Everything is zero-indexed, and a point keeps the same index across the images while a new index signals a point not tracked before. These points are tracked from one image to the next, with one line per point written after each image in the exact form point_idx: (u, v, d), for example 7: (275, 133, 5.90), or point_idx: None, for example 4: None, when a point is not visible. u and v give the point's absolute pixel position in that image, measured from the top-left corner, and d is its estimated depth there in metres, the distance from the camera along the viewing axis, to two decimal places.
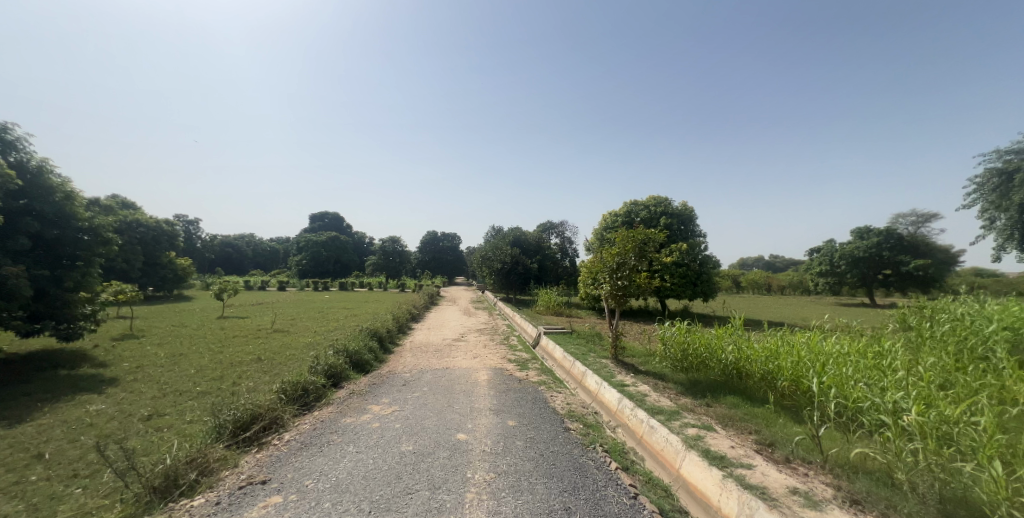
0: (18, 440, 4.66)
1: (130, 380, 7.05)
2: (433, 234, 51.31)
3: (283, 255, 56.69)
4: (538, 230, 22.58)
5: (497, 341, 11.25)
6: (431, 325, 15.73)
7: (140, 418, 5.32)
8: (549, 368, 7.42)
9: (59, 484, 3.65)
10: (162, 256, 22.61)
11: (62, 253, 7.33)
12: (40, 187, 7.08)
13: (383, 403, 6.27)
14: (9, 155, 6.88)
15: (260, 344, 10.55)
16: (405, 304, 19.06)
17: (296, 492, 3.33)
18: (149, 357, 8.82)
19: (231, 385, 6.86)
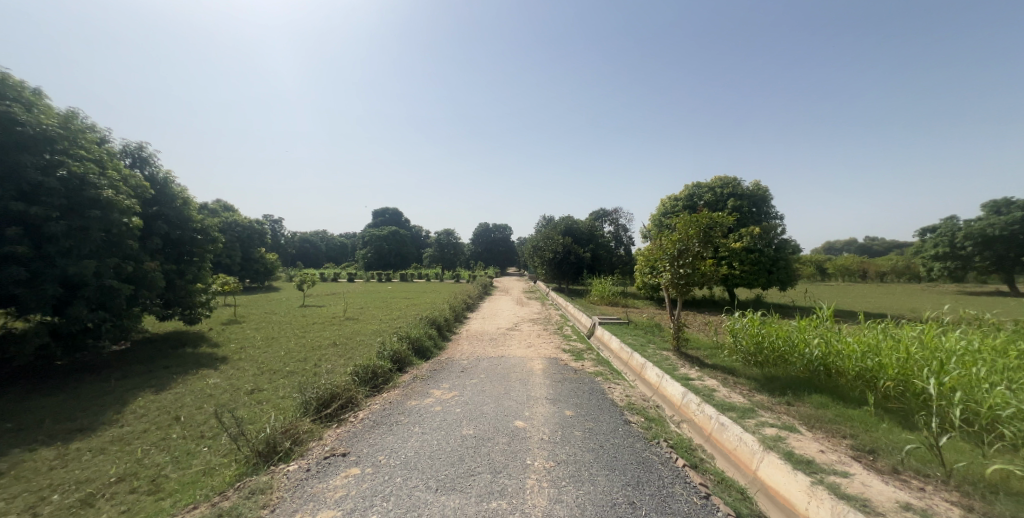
0: (158, 406, 5.54)
1: (235, 359, 8.07)
2: (486, 225, 52.23)
3: (351, 250, 61.15)
4: (591, 219, 22.14)
5: (551, 330, 11.29)
6: (485, 314, 16.14)
7: (245, 391, 6.09)
8: (604, 358, 7.30)
9: (191, 443, 4.28)
10: (254, 251, 25.39)
11: (184, 251, 8.56)
12: (166, 195, 8.30)
13: (444, 389, 6.56)
14: (145, 170, 8.17)
15: (335, 330, 11.53)
16: (462, 293, 19.74)
17: (372, 466, 3.61)
18: (248, 339, 10.04)
19: (313, 367, 7.56)
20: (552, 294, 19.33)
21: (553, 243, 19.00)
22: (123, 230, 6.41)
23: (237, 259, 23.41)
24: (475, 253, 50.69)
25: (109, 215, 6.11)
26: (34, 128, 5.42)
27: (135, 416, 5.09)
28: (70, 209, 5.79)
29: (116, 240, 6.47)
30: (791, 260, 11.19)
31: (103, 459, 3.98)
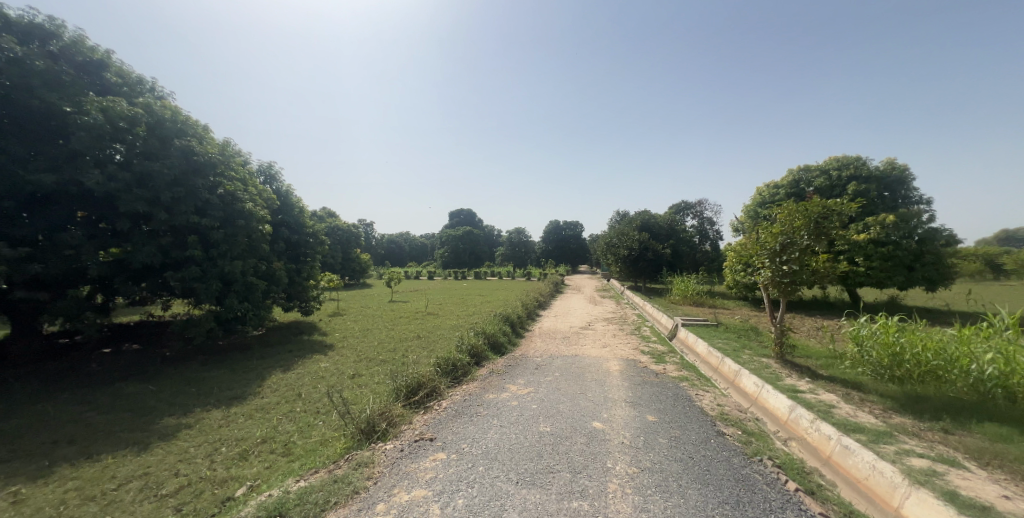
0: (285, 384, 6.48)
1: (338, 347, 9.07)
2: (557, 222, 51.98)
3: (430, 250, 65.08)
4: (671, 213, 20.84)
5: (628, 330, 10.85)
6: (558, 312, 16.07)
7: (348, 375, 6.82)
8: (690, 362, 6.80)
9: (309, 416, 4.94)
10: (352, 252, 28.36)
11: (301, 252, 9.95)
12: (288, 204, 9.91)
13: (520, 384, 6.66)
14: (273, 186, 9.93)
15: (418, 324, 12.38)
16: (536, 291, 19.91)
17: (456, 453, 3.79)
18: (348, 330, 11.25)
19: (401, 357, 8.18)
20: (628, 293, 18.57)
21: (628, 238, 18.20)
22: (258, 234, 7.91)
23: (338, 259, 26.38)
24: (547, 251, 50.72)
25: (250, 223, 7.61)
26: (204, 155, 6.85)
27: (271, 389, 6.04)
28: (226, 219, 7.30)
29: (254, 243, 7.95)
30: (945, 253, 9.18)
31: (249, 424, 4.78)
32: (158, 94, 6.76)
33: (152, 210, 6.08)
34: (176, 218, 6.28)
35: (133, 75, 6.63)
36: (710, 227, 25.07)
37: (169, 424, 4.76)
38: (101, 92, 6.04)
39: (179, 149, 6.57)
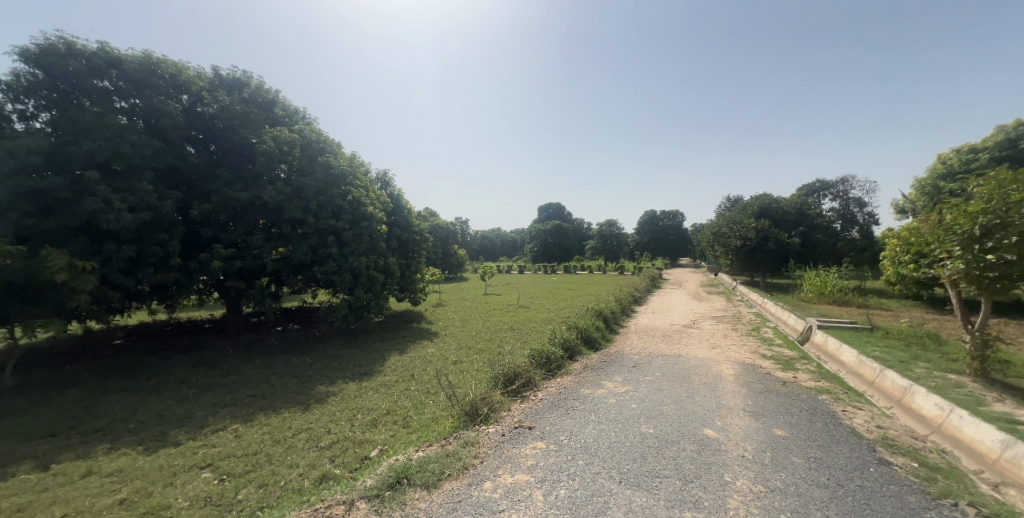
0: (401, 366, 7.58)
1: (442, 335, 9.81)
2: (655, 211, 48.75)
3: (520, 245, 66.64)
4: (798, 196, 17.95)
5: (742, 331, 9.63)
6: (655, 308, 15.05)
7: (452, 363, 7.31)
8: (831, 372, 5.73)
9: (423, 396, 5.89)
10: (452, 248, 30.54)
11: (409, 250, 10.95)
12: (398, 205, 10.98)
13: (618, 382, 6.32)
14: (387, 190, 11.08)
15: (512, 316, 12.72)
16: (630, 285, 18.94)
17: (554, 443, 3.75)
18: (449, 319, 12.10)
19: (498, 347, 8.53)
20: (741, 289, 16.54)
21: (742, 227, 16.14)
22: (377, 234, 9.22)
23: (439, 255, 28.47)
24: (642, 244, 48.15)
25: (372, 225, 8.97)
26: (337, 166, 8.69)
27: (390, 369, 7.27)
28: (354, 221, 8.81)
29: (373, 242, 9.13)
30: None
31: (375, 396, 5.96)
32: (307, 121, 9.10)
33: (306, 216, 7.96)
34: (321, 221, 8.11)
35: (292, 108, 9.22)
36: (856, 208, 21.01)
37: (321, 391, 6.37)
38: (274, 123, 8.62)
39: (321, 163, 8.54)
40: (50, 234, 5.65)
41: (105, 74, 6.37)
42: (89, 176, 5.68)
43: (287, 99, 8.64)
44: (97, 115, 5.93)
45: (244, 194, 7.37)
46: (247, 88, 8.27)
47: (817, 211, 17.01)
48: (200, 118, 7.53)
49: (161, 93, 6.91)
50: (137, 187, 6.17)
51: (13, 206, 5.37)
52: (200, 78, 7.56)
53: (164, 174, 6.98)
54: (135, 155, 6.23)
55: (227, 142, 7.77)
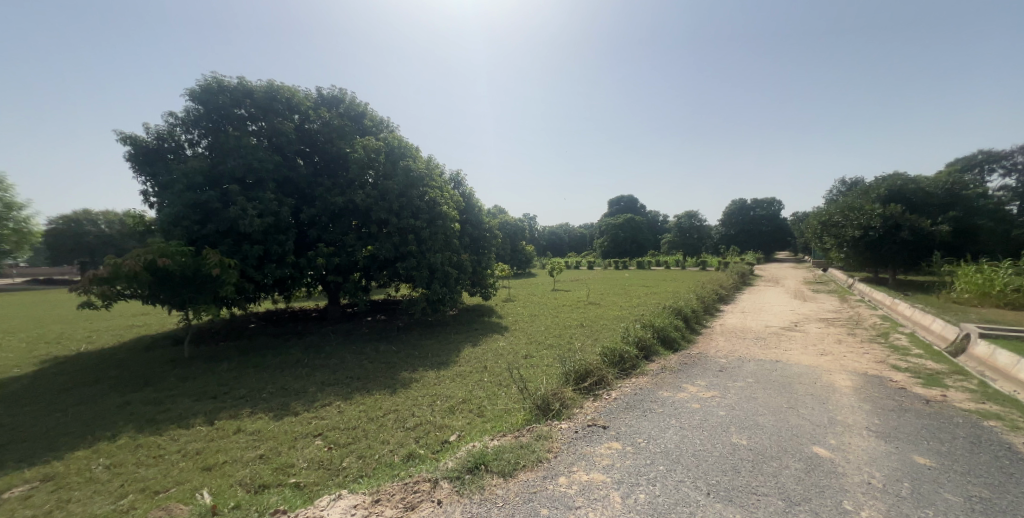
0: (474, 361, 8.22)
1: (513, 330, 10.29)
2: (743, 199, 44.25)
3: (589, 239, 65.21)
4: (945, 175, 14.77)
5: (861, 337, 8.24)
6: (747, 308, 13.59)
7: (522, 361, 7.65)
8: (997, 393, 4.59)
9: (496, 387, 6.74)
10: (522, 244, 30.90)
11: (481, 247, 11.46)
12: (471, 204, 11.45)
13: (700, 387, 5.77)
14: (460, 190, 11.60)
15: (582, 311, 12.76)
16: (714, 281, 17.36)
17: (631, 445, 3.91)
18: (519, 313, 12.58)
19: (568, 343, 8.69)
20: (860, 287, 14.18)
21: (863, 214, 13.79)
22: (451, 232, 10.00)
23: (508, 251, 28.81)
24: (727, 236, 44.12)
25: (445, 224, 9.66)
26: (416, 170, 9.46)
27: (466, 359, 8.32)
28: (430, 221, 9.58)
29: (447, 239, 9.76)
30: None
31: (452, 384, 6.96)
32: (392, 127, 10.25)
33: (390, 217, 8.90)
34: (402, 221, 8.95)
35: (380, 118, 10.56)
36: None
37: (406, 377, 7.54)
38: (364, 133, 10.10)
39: (402, 167, 9.42)
40: (209, 237, 7.78)
41: (242, 104, 8.51)
42: (231, 189, 7.75)
43: (374, 110, 9.94)
44: (237, 138, 8.11)
45: (340, 199, 8.66)
46: (342, 104, 9.89)
47: (977, 192, 13.78)
48: (308, 134, 9.28)
49: (278, 114, 8.82)
50: (264, 197, 8.01)
51: (187, 211, 7.59)
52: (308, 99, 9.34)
53: (283, 184, 8.77)
54: (260, 167, 8.16)
55: (327, 153, 9.41)
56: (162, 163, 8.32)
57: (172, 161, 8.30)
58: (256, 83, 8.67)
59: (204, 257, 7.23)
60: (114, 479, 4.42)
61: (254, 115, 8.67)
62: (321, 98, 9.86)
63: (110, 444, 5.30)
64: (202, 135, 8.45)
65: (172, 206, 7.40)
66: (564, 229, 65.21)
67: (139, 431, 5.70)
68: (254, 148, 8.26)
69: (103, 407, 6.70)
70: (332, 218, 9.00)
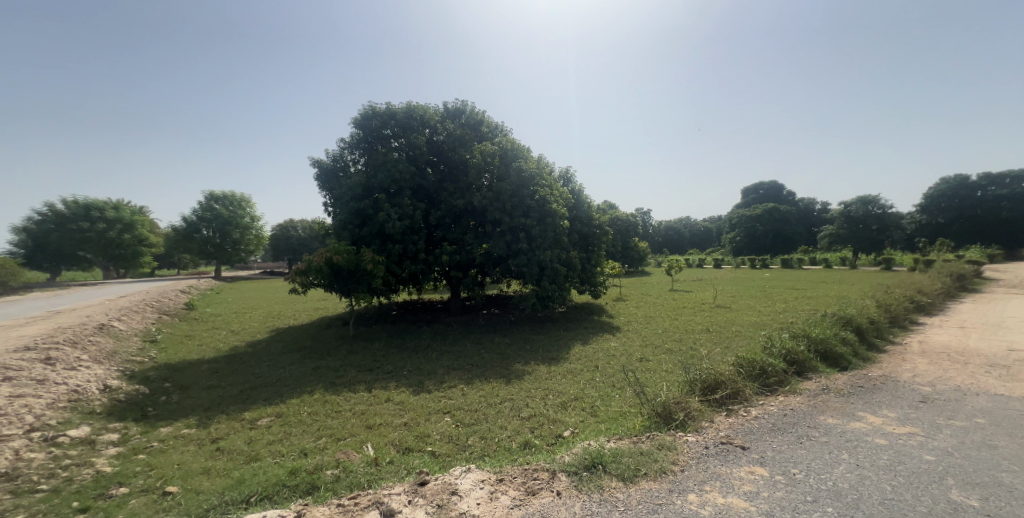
0: (586, 355, 10.42)
1: (626, 331, 12.59)
2: (965, 176, 33.28)
3: (717, 233, 59.11)
4: None
5: None
6: (976, 321, 10.17)
7: (637, 358, 9.86)
8: None
9: (609, 389, 7.98)
10: (632, 240, 30.96)
11: (590, 242, 12.93)
12: (579, 202, 12.97)
13: (887, 419, 4.91)
14: (569, 186, 13.04)
15: (706, 316, 14.15)
16: (914, 282, 13.62)
17: (781, 474, 3.71)
18: (633, 316, 14.82)
19: (692, 349, 10.46)
20: None
21: None
22: (560, 229, 10.87)
23: (618, 249, 29.56)
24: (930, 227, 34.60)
25: (553, 221, 10.49)
26: (527, 170, 10.51)
27: (576, 358, 10.04)
28: (541, 218, 10.52)
29: (557, 235, 10.86)
30: None
31: (563, 381, 8.48)
32: (504, 130, 11.45)
33: (504, 216, 10.16)
34: (513, 220, 10.14)
35: (495, 121, 11.91)
36: None
37: (518, 370, 9.33)
38: (482, 139, 11.58)
39: (514, 168, 10.61)
40: (364, 239, 10.05)
41: (389, 126, 10.82)
42: (380, 197, 9.87)
43: (490, 116, 11.34)
44: (383, 155, 10.27)
45: (460, 201, 10.29)
46: (463, 114, 11.63)
47: None
48: (437, 145, 11.12)
49: (413, 130, 10.92)
50: (401, 204, 9.94)
51: (351, 218, 9.99)
52: (436, 113, 11.24)
53: (417, 192, 10.73)
54: (399, 178, 10.14)
55: (451, 160, 11.07)
56: (335, 179, 10.92)
57: (341, 176, 10.83)
58: (397, 106, 10.88)
59: (360, 256, 9.38)
60: (314, 423, 6.70)
61: (396, 133, 10.90)
62: (447, 111, 11.67)
63: (310, 398, 7.73)
64: (360, 155, 10.97)
65: (341, 213, 9.82)
66: (688, 225, 60.29)
67: (324, 390, 8.17)
68: (396, 161, 10.38)
69: (304, 369, 9.40)
70: (455, 220, 10.62)
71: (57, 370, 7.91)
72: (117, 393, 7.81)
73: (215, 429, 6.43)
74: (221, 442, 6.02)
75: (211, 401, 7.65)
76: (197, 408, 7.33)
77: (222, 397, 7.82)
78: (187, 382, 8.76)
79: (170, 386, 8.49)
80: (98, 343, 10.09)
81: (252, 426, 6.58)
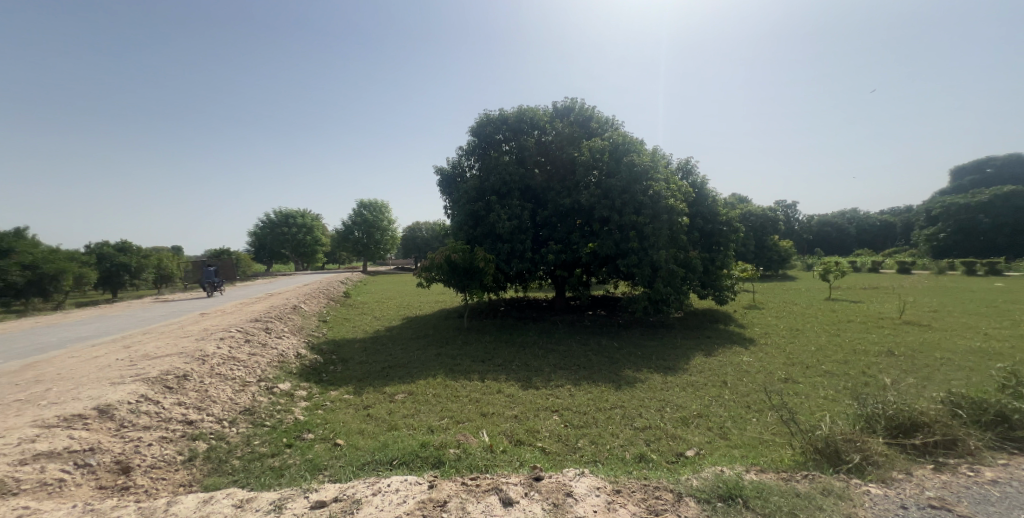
0: (708, 368, 8.00)
1: (763, 344, 9.61)
2: None
3: (904, 228, 45.17)
4: None
5: None
6: None
7: (780, 378, 7.20)
8: None
9: (741, 410, 5.88)
10: (768, 239, 25.01)
11: (713, 241, 11.07)
12: (701, 196, 10.99)
13: None
14: (688, 178, 11.23)
15: (891, 333, 10.02)
16: None
17: None
18: (773, 327, 11.38)
19: (864, 373, 7.32)
20: None
21: None
22: (677, 226, 9.49)
23: (753, 249, 24.39)
24: None
25: (671, 217, 9.32)
26: (640, 163, 9.43)
27: (698, 369, 7.84)
28: (655, 215, 9.38)
29: (675, 235, 9.76)
30: None
31: (681, 394, 6.55)
32: (616, 125, 10.65)
33: (611, 214, 9.45)
34: (624, 217, 9.29)
35: (607, 116, 11.07)
36: None
37: (630, 375, 7.52)
38: (591, 137, 10.90)
39: (626, 163, 9.59)
40: (478, 239, 10.21)
41: (501, 131, 10.84)
42: (491, 199, 9.92)
43: (601, 112, 10.66)
44: (494, 159, 10.31)
45: (568, 200, 9.84)
46: (573, 112, 11.10)
47: None
48: (546, 147, 10.81)
49: (524, 133, 10.71)
50: (512, 206, 9.87)
51: (467, 220, 10.30)
52: (546, 115, 10.95)
53: (525, 193, 10.48)
54: (507, 181, 10.06)
55: (559, 161, 10.65)
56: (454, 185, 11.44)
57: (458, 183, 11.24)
58: (510, 110, 10.79)
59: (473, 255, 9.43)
60: (439, 404, 6.17)
61: (508, 138, 10.81)
62: (556, 110, 11.31)
63: (433, 380, 7.21)
64: (475, 161, 11.07)
65: (461, 217, 10.21)
66: (858, 220, 47.22)
67: (445, 376, 7.53)
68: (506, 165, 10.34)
69: (428, 354, 8.94)
70: (562, 218, 10.23)
71: (269, 335, 9.16)
72: (304, 359, 8.57)
73: (364, 396, 6.52)
74: (371, 409, 6.01)
75: (362, 373, 7.78)
76: (352, 378, 7.53)
77: (368, 371, 7.89)
78: (347, 355, 9.19)
79: (335, 358, 8.99)
80: (293, 319, 11.53)
81: (391, 400, 6.38)
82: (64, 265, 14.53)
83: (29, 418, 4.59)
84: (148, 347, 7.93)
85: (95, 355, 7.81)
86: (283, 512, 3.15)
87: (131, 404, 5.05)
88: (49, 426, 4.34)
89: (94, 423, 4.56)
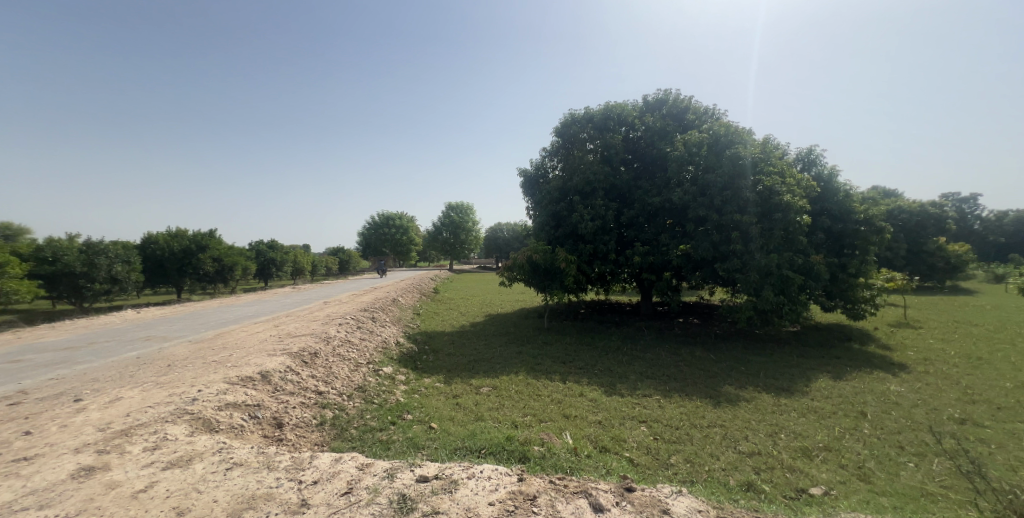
0: (836, 394, 6.20)
1: (922, 372, 7.17)
2: None
3: None
4: None
5: None
6: None
7: (953, 418, 5.18)
8: None
9: (890, 450, 4.30)
10: (928, 242, 19.17)
11: (845, 243, 8.71)
12: (830, 191, 8.74)
13: None
14: (813, 170, 8.98)
15: None
16: None
17: None
18: (937, 351, 8.51)
19: None
20: None
21: None
22: (795, 227, 7.60)
23: (904, 253, 18.96)
24: None
25: (789, 215, 7.45)
26: (746, 156, 7.78)
27: (822, 394, 6.11)
28: (763, 214, 7.72)
29: (793, 237, 7.79)
30: None
31: (802, 421, 5.08)
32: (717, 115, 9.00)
33: (709, 214, 7.93)
34: (724, 216, 7.71)
35: (705, 107, 9.47)
36: None
37: (730, 392, 6.20)
38: (685, 130, 9.43)
39: (728, 156, 8.02)
40: (561, 239, 9.67)
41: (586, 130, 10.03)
42: (574, 199, 9.30)
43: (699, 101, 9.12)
44: (577, 159, 9.64)
45: (656, 199, 8.65)
46: (666, 104, 9.71)
47: None
48: (634, 144, 9.71)
49: (609, 131, 9.74)
50: (596, 205, 9.06)
51: (550, 220, 9.81)
52: (634, 109, 9.83)
53: (610, 193, 9.52)
54: (591, 181, 9.27)
55: (649, 158, 9.47)
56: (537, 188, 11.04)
57: (542, 184, 10.80)
58: (595, 107, 9.97)
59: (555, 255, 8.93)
60: (520, 401, 5.74)
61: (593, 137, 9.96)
62: (646, 104, 10.06)
63: (515, 377, 6.84)
64: (559, 162, 10.51)
65: (544, 217, 9.79)
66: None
67: (526, 374, 7.10)
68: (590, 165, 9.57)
69: (510, 352, 8.64)
70: (647, 216, 9.11)
71: (375, 324, 9.85)
72: (403, 346, 8.89)
73: (452, 386, 6.41)
74: (459, 398, 5.85)
75: (452, 365, 7.76)
76: (442, 369, 7.52)
77: (454, 363, 7.84)
78: (437, 346, 9.37)
79: (426, 348, 9.21)
80: (393, 311, 12.35)
81: (475, 392, 6.15)
82: (236, 259, 17.94)
83: (219, 375, 5.35)
84: (288, 327, 9.06)
85: (254, 330, 9.22)
86: (393, 481, 2.92)
87: (281, 372, 5.64)
88: (232, 382, 5.01)
89: (259, 385, 5.16)
